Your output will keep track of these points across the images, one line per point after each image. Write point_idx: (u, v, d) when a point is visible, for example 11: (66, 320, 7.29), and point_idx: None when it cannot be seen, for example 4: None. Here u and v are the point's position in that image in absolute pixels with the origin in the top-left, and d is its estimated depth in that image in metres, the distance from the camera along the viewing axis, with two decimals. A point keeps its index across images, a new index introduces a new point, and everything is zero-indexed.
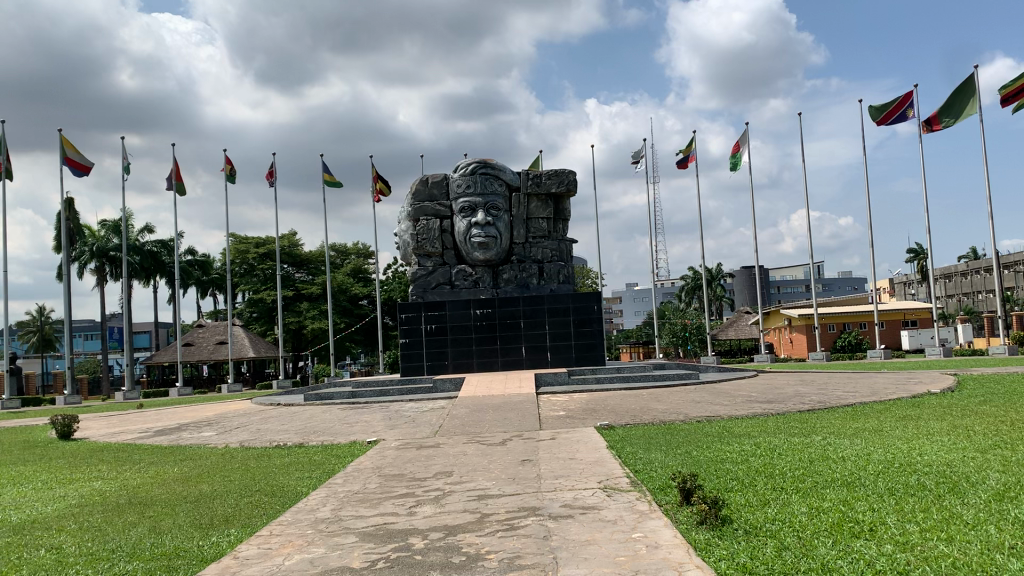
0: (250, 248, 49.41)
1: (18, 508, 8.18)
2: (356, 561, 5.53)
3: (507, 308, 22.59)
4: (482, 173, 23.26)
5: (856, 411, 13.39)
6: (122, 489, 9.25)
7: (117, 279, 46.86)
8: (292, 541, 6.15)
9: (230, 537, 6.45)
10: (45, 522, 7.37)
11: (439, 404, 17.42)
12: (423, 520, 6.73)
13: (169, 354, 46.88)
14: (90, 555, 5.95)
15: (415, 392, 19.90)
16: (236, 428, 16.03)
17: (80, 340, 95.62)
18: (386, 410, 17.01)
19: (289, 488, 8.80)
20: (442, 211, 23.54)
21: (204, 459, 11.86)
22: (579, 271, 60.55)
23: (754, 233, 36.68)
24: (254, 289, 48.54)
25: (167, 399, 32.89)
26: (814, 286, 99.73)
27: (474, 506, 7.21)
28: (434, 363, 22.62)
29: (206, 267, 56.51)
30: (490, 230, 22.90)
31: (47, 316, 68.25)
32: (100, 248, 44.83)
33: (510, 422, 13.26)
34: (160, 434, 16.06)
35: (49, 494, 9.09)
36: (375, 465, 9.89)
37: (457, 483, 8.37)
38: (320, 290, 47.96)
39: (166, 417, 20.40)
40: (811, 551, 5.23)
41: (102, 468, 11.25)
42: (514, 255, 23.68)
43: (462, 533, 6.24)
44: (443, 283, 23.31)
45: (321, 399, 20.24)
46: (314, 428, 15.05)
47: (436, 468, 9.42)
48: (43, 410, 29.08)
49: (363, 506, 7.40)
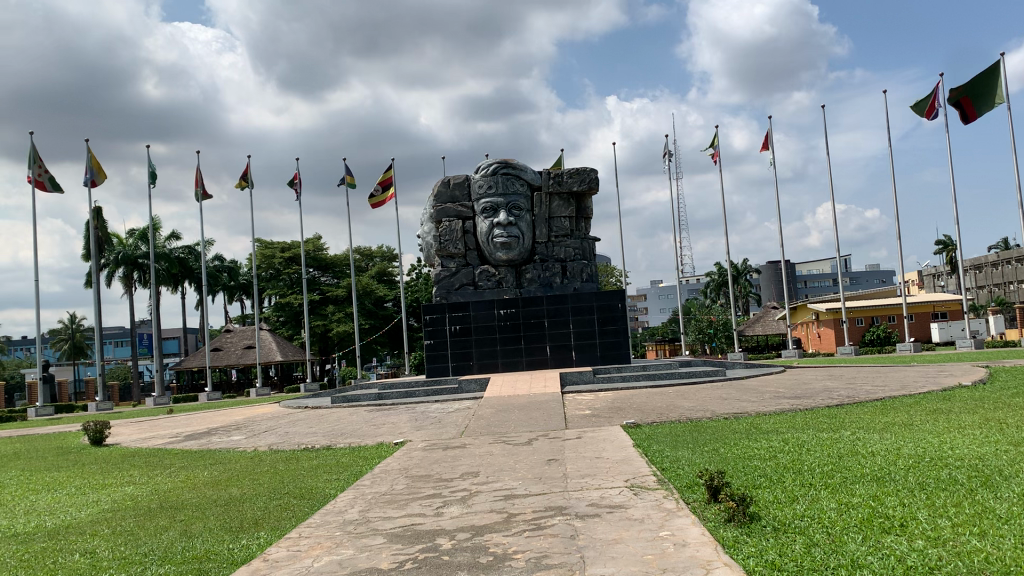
0: (276, 254, 49.69)
1: (52, 514, 8.31)
2: (384, 562, 5.56)
3: (530, 308, 22.58)
4: (504, 173, 23.26)
5: (885, 406, 13.23)
6: (153, 493, 9.36)
7: (145, 286, 47.42)
8: (320, 542, 6.19)
9: (260, 539, 6.51)
10: (78, 528, 7.47)
11: (465, 404, 17.48)
12: (450, 520, 6.76)
13: (199, 359, 47.40)
14: (124, 558, 6.04)
15: (441, 393, 19.97)
16: (264, 432, 16.19)
17: (110, 347, 97.15)
18: (412, 411, 17.10)
19: (318, 490, 8.85)
20: (464, 212, 23.58)
21: (233, 463, 12.00)
22: (604, 270, 60.44)
23: (780, 229, 36.40)
24: (281, 293, 49.00)
25: (195, 404, 33.21)
26: (842, 280, 98.76)
27: (501, 506, 7.22)
28: (459, 363, 22.71)
29: (233, 273, 57.10)
30: (513, 230, 22.89)
31: (79, 324, 69.18)
32: (127, 255, 45.39)
33: (535, 422, 13.26)
34: (190, 438, 16.25)
35: (83, 499, 9.22)
36: (402, 466, 9.94)
37: (483, 484, 8.40)
38: (345, 293, 48.25)
39: (196, 422, 20.62)
40: (841, 547, 5.19)
41: (133, 473, 11.37)
42: (537, 255, 23.66)
43: (489, 533, 6.26)
44: (466, 284, 23.40)
45: (349, 401, 20.39)
46: (342, 430, 15.16)
47: (462, 469, 9.45)
48: (76, 418, 29.48)
49: (390, 507, 7.44)
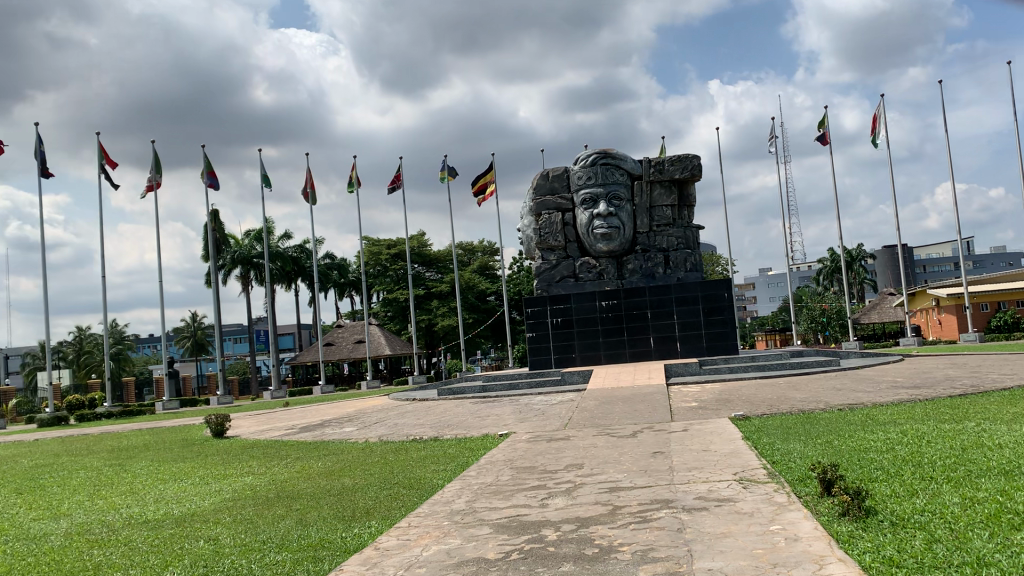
0: (382, 250, 50.82)
1: (179, 502, 8.78)
2: (490, 552, 5.62)
3: (633, 299, 22.36)
4: (604, 163, 23.10)
5: (1015, 395, 12.48)
6: (271, 483, 9.75)
7: (261, 284, 49.39)
8: (429, 532, 6.31)
9: (371, 528, 6.69)
10: (203, 515, 7.86)
11: (569, 396, 17.48)
12: (556, 512, 6.78)
13: (312, 353, 49.08)
14: (245, 546, 6.31)
15: (545, 385, 20.04)
16: (374, 423, 16.63)
17: (230, 344, 101.83)
18: (516, 403, 17.23)
19: (426, 481, 9.03)
20: (563, 204, 23.54)
21: (345, 454, 12.36)
22: (709, 259, 59.28)
23: (895, 212, 34.79)
24: (388, 289, 50.23)
25: (310, 397, 34.38)
26: (965, 264, 93.72)
27: (606, 498, 7.19)
28: (562, 356, 22.72)
29: (343, 270, 58.83)
30: (613, 221, 22.73)
31: (200, 322, 72.69)
32: (243, 255, 47.41)
33: (640, 413, 13.12)
34: (305, 430, 16.86)
35: (206, 489, 9.69)
36: (507, 458, 10.02)
37: (588, 476, 8.38)
38: (449, 288, 48.99)
39: (310, 414, 21.37)
40: (967, 545, 4.92)
41: (252, 464, 11.87)
42: (639, 245, 23.38)
43: (594, 525, 6.24)
44: (567, 276, 23.38)
45: (454, 393, 20.73)
46: (448, 422, 15.41)
47: (567, 461, 9.45)
48: (199, 410, 31.04)
49: (496, 498, 7.51)
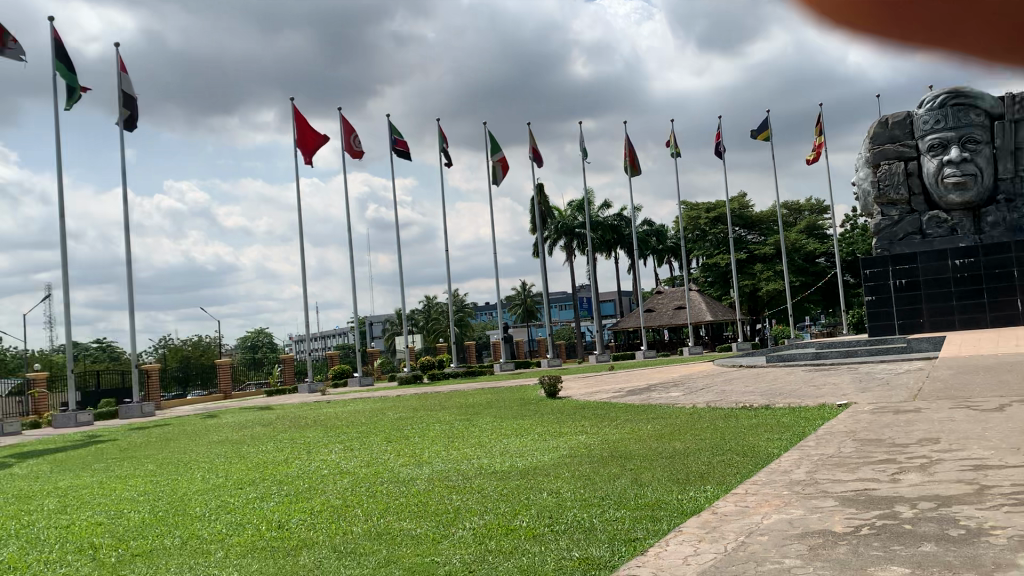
0: (701, 214, 50.35)
1: (522, 456, 9.41)
2: (838, 526, 5.31)
3: (994, 256, 19.88)
4: (955, 104, 20.58)
5: None
6: (604, 443, 10.09)
7: (584, 253, 51.16)
8: (769, 500, 6.14)
9: (707, 493, 6.66)
10: (544, 470, 8.35)
11: (917, 365, 16.02)
12: (911, 488, 6.25)
13: (635, 320, 50.01)
14: (584, 501, 6.60)
15: (887, 353, 18.52)
16: (703, 389, 16.52)
17: (557, 311, 107.23)
18: (855, 372, 16.17)
19: (760, 449, 8.77)
20: (906, 152, 21.43)
21: (674, 418, 12.41)
22: None
23: None
24: (708, 255, 49.72)
25: (634, 362, 35.11)
26: None
27: (971, 477, 6.46)
28: (907, 321, 20.80)
29: (662, 236, 59.02)
30: (968, 167, 20.47)
31: (530, 291, 77.09)
32: (567, 225, 49.43)
33: (1007, 385, 11.63)
34: (634, 393, 17.24)
35: (545, 445, 10.28)
36: (850, 429, 9.41)
37: (945, 451, 7.62)
38: (773, 250, 47.07)
39: (637, 379, 21.81)
40: None
41: (585, 424, 12.37)
42: (1000, 194, 20.74)
43: (958, 504, 5.65)
44: (913, 233, 21.30)
45: (785, 360, 19.96)
46: (781, 389, 14.86)
47: (920, 434, 8.64)
48: (532, 373, 33.05)
49: (840, 470, 7.10)
